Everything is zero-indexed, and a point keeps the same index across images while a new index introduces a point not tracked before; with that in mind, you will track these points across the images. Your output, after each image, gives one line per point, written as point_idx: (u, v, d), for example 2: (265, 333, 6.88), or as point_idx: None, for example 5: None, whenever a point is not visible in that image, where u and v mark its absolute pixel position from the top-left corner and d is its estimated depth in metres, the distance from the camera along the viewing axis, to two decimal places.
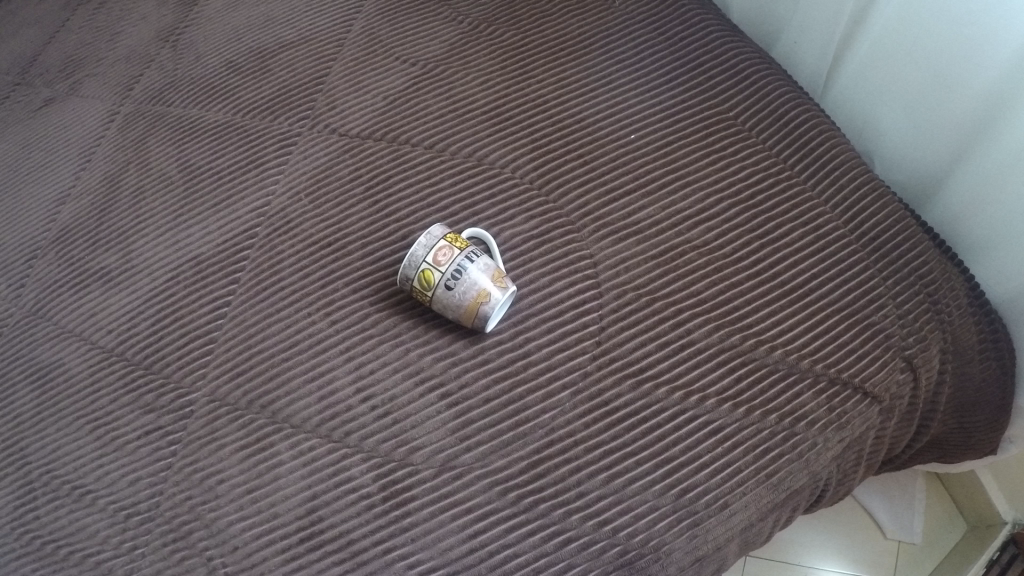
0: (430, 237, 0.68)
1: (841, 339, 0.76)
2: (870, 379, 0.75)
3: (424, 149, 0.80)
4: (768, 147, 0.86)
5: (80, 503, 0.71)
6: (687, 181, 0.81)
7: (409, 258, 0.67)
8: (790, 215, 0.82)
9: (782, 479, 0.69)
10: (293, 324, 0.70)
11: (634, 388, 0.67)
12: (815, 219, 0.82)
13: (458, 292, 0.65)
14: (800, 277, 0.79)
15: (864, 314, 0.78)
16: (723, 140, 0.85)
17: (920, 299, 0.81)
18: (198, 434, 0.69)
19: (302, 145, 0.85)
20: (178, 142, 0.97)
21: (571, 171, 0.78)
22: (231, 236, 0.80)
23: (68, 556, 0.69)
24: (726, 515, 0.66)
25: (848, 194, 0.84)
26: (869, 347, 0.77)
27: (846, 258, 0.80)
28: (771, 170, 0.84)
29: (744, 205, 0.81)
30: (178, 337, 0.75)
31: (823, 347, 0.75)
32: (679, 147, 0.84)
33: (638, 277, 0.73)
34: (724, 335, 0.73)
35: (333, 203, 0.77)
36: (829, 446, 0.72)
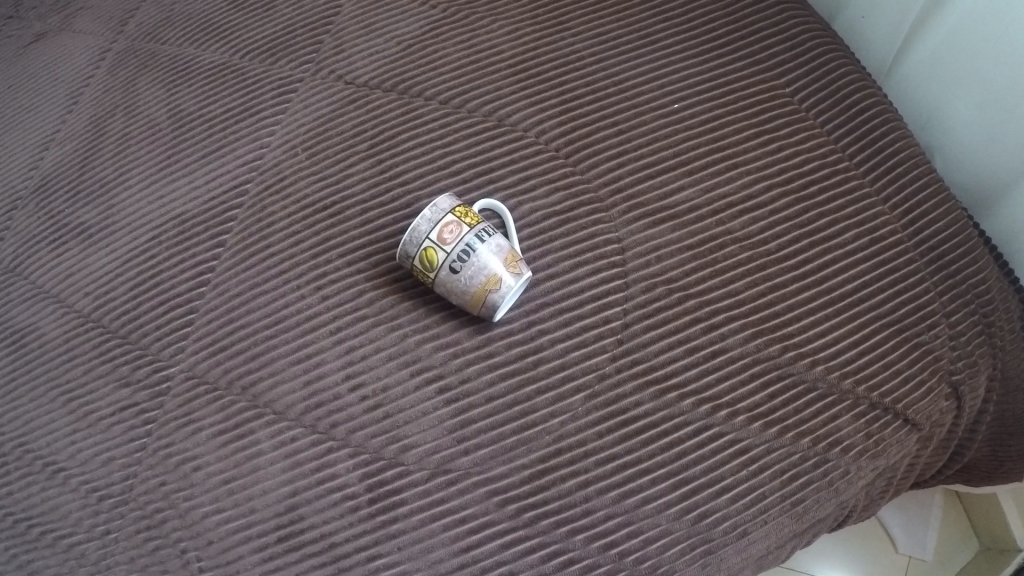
0: (436, 209, 0.58)
1: (890, 358, 0.66)
2: (914, 406, 0.65)
3: (437, 103, 0.69)
4: (838, 125, 0.74)
5: (54, 482, 0.66)
6: (735, 162, 0.69)
7: (410, 233, 0.58)
8: (851, 210, 0.70)
9: (810, 508, 0.60)
10: (279, 297, 0.62)
11: (654, 397, 0.58)
12: (872, 219, 0.70)
13: (463, 279, 0.57)
14: (861, 281, 0.68)
15: (917, 330, 0.68)
16: (782, 115, 0.73)
17: (973, 318, 0.70)
18: (174, 415, 0.63)
19: (301, 93, 0.75)
20: (168, 85, 0.87)
21: (603, 141, 0.67)
22: (217, 194, 0.71)
23: (41, 537, 0.64)
24: (746, 544, 0.58)
25: (912, 191, 0.72)
26: (918, 369, 0.66)
27: (909, 266, 0.70)
28: (828, 159, 0.72)
29: (797, 195, 0.69)
30: (156, 306, 0.68)
31: (874, 364, 0.65)
32: (731, 121, 0.71)
33: (671, 269, 0.63)
34: (763, 343, 0.63)
35: (332, 160, 0.68)
36: (863, 475, 0.63)
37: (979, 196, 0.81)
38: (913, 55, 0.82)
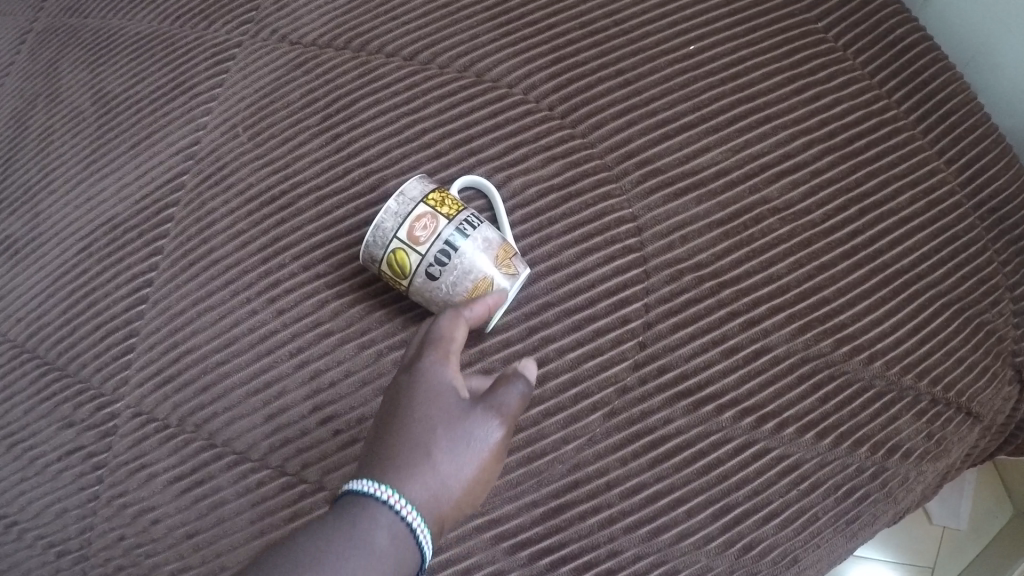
0: (404, 199, 0.46)
1: (953, 345, 0.55)
2: (978, 399, 0.55)
3: (400, 60, 0.55)
4: (892, 58, 0.60)
5: (7, 537, 0.56)
6: (768, 114, 0.56)
7: (374, 232, 0.46)
8: (904, 167, 0.58)
9: (866, 526, 0.51)
10: (228, 313, 0.51)
11: (688, 411, 0.48)
12: (929, 178, 0.58)
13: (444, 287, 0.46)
14: (920, 253, 0.56)
15: (979, 310, 0.56)
16: (822, 52, 0.59)
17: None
18: (124, 459, 0.54)
19: (240, 60, 0.61)
20: (91, 65, 0.72)
21: (607, 93, 0.53)
22: (150, 192, 0.59)
23: None
24: (795, 573, 0.49)
25: (978, 137, 0.59)
26: (981, 355, 0.55)
27: (971, 233, 0.57)
28: (874, 108, 0.58)
29: (841, 152, 0.57)
30: (93, 330, 0.58)
31: (936, 354, 0.54)
32: (760, 62, 0.57)
33: (699, 250, 0.50)
34: (813, 338, 0.51)
35: (278, 139, 0.55)
36: (921, 481, 0.53)
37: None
38: None
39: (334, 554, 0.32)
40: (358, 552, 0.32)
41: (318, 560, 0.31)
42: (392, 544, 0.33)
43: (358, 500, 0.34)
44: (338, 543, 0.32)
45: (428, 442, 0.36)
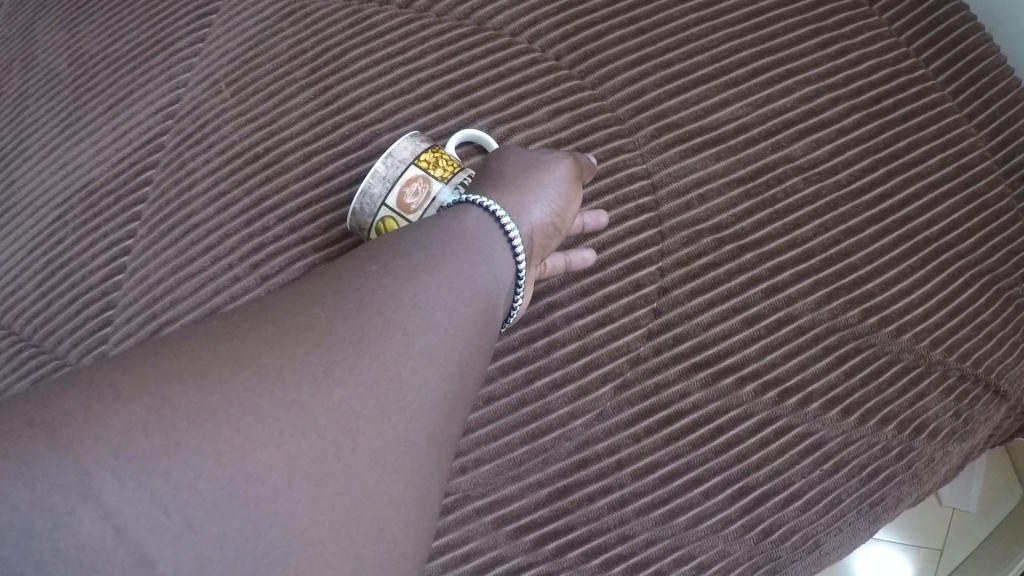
0: (392, 162, 0.43)
1: (985, 318, 0.51)
2: (1011, 375, 0.51)
3: (394, 7, 0.50)
4: (921, 12, 0.56)
5: None
6: (793, 67, 0.51)
7: (360, 199, 0.44)
8: (933, 129, 0.53)
9: (890, 510, 0.48)
10: (210, 281, 0.48)
11: (705, 384, 0.44)
12: (962, 140, 0.54)
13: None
14: (951, 219, 0.52)
15: (1010, 280, 0.52)
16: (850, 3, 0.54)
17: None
18: None
19: (223, 12, 0.56)
20: (67, 24, 0.67)
21: (618, 42, 0.48)
22: (129, 155, 0.55)
23: None
24: (815, 561, 0.46)
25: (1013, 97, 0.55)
26: (1013, 329, 0.51)
27: (1002, 201, 0.53)
28: (903, 64, 0.54)
29: (870, 110, 0.52)
30: (70, 302, 0.54)
31: (968, 327, 0.50)
32: (782, 12, 0.52)
33: (718, 212, 0.46)
34: (840, 307, 0.47)
35: (262, 94, 0.51)
36: (948, 463, 0.50)
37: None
38: None
39: (445, 245, 0.35)
40: (467, 248, 0.36)
41: (442, 244, 0.35)
42: (492, 248, 0.37)
43: (458, 211, 0.37)
44: (447, 237, 0.36)
45: (515, 176, 0.41)
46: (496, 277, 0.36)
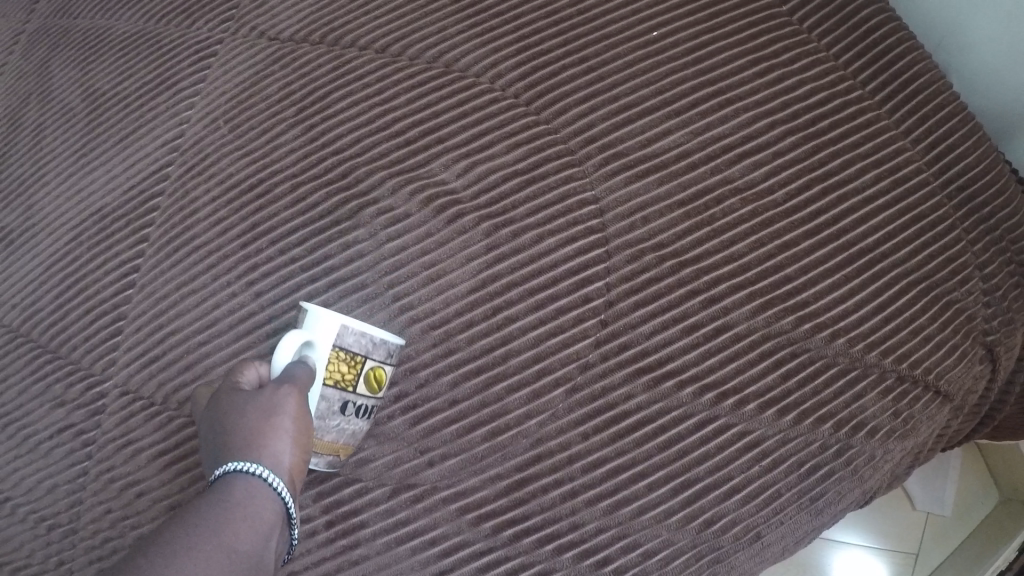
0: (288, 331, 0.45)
1: (919, 323, 0.50)
2: (948, 376, 0.51)
3: (373, 53, 0.57)
4: (857, 41, 0.55)
5: (11, 517, 0.62)
6: (729, 97, 0.53)
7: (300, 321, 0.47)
8: (869, 146, 0.53)
9: (832, 504, 0.49)
10: (210, 296, 0.54)
11: (648, 386, 0.47)
12: (894, 156, 0.53)
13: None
14: (884, 232, 0.52)
15: (948, 287, 0.52)
16: (773, 41, 0.55)
17: (1007, 268, 0.54)
18: (111, 435, 0.57)
19: (222, 56, 0.62)
20: (82, 63, 0.73)
21: (570, 84, 0.54)
22: (137, 181, 0.62)
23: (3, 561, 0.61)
24: (759, 551, 0.48)
25: (951, 111, 0.55)
26: (950, 333, 0.51)
27: (938, 211, 0.53)
28: (837, 88, 0.54)
29: (803, 133, 0.53)
30: (83, 315, 0.61)
31: (903, 332, 0.50)
32: (719, 45, 0.54)
33: (660, 231, 0.50)
34: (774, 315, 0.49)
35: (257, 130, 0.57)
36: (889, 460, 0.50)
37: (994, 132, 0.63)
38: None
39: (206, 528, 0.36)
40: (227, 523, 0.36)
41: (206, 525, 0.36)
42: (256, 517, 0.37)
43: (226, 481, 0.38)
44: (199, 521, 0.36)
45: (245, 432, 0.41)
46: (265, 531, 0.37)
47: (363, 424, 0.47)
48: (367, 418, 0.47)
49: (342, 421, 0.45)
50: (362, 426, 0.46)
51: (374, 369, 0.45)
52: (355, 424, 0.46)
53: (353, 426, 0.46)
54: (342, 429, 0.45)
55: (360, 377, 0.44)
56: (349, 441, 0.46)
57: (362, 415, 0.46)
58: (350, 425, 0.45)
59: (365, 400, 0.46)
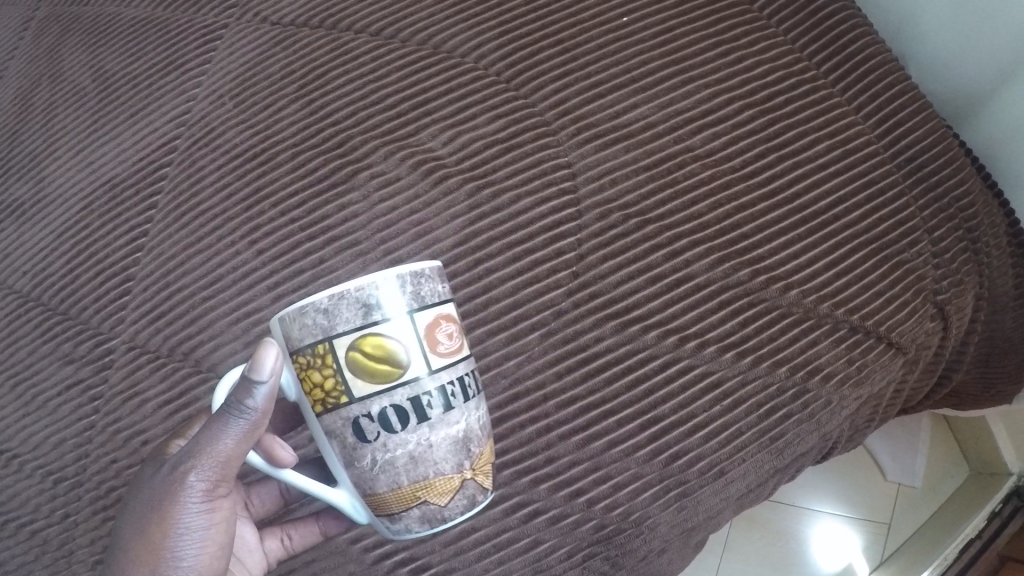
0: (329, 316, 0.41)
1: (870, 277, 0.55)
2: (899, 328, 0.54)
3: (367, 36, 0.62)
4: (812, 24, 0.61)
5: (18, 473, 0.65)
6: (690, 75, 0.59)
7: (330, 315, 0.41)
8: (821, 117, 0.58)
9: (792, 445, 0.53)
10: (214, 255, 0.58)
11: (617, 331, 0.52)
12: (844, 126, 0.58)
13: (479, 386, 0.47)
14: (836, 195, 0.56)
15: (898, 248, 0.56)
16: (732, 26, 0.60)
17: (956, 234, 0.57)
18: (118, 388, 0.61)
19: (227, 39, 0.67)
20: (92, 47, 0.78)
21: (547, 62, 0.59)
22: (145, 154, 0.66)
23: (11, 513, 0.64)
24: (723, 487, 0.51)
25: (901, 88, 0.59)
26: (902, 290, 0.55)
27: (887, 178, 0.57)
28: (791, 66, 0.60)
29: (759, 106, 0.58)
30: (92, 277, 0.65)
31: (854, 286, 0.54)
32: (685, 29, 0.60)
33: (626, 192, 0.55)
34: (731, 268, 0.54)
35: (259, 106, 0.62)
36: (846, 406, 0.54)
37: (969, 107, 0.64)
38: None
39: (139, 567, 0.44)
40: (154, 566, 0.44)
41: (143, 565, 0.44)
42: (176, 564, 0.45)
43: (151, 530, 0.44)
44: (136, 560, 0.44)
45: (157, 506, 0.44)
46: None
47: (420, 432, 0.43)
48: (413, 426, 0.43)
49: (375, 450, 0.43)
50: (422, 435, 0.43)
51: (365, 337, 0.41)
52: (400, 445, 0.43)
53: (405, 450, 0.43)
54: (394, 470, 0.44)
55: (355, 355, 0.41)
56: (426, 479, 0.44)
57: (391, 430, 0.42)
58: (391, 451, 0.43)
59: (390, 381, 0.42)
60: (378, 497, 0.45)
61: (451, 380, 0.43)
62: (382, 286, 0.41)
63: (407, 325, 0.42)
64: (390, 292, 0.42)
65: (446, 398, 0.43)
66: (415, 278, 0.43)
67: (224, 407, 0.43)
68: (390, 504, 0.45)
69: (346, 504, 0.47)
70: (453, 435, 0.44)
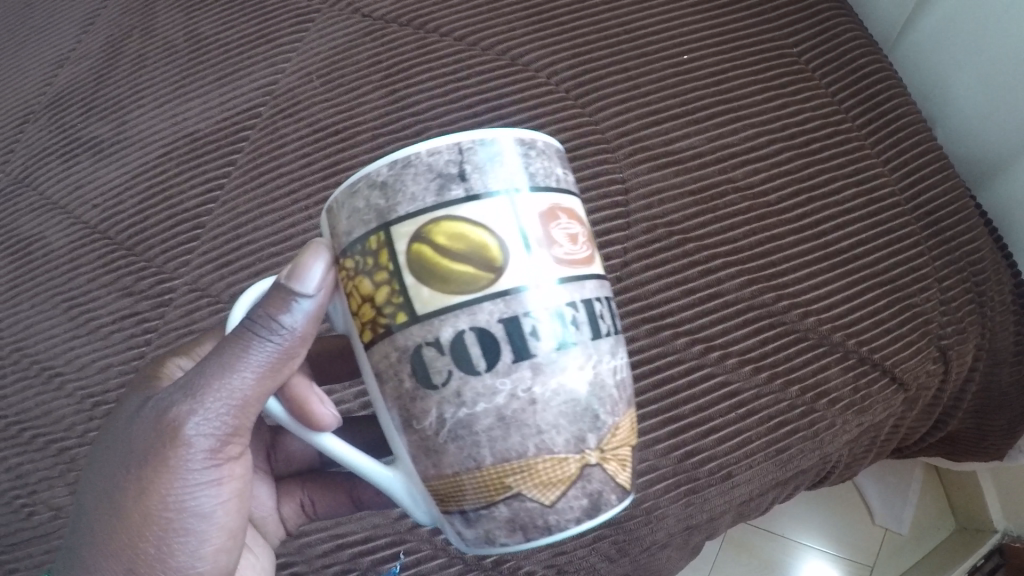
0: (402, 196, 0.35)
1: (881, 315, 0.60)
2: (903, 365, 0.60)
3: (452, 40, 0.68)
4: (856, 85, 0.67)
5: (59, 391, 0.69)
6: (739, 115, 0.65)
7: (404, 194, 0.35)
8: (851, 168, 0.64)
9: (795, 459, 0.57)
10: (290, 216, 0.64)
11: (650, 333, 0.57)
12: (873, 180, 0.64)
13: (614, 324, 0.37)
14: (858, 239, 0.62)
15: (909, 292, 0.61)
16: (782, 77, 0.67)
17: (964, 286, 0.62)
18: (174, 324, 0.65)
19: (320, 22, 0.73)
20: (186, 10, 0.83)
21: (612, 85, 0.65)
22: (229, 114, 0.71)
23: (48, 428, 0.68)
24: (728, 489, 0.56)
25: (927, 153, 0.65)
26: (909, 331, 0.60)
27: (905, 228, 0.63)
28: (831, 120, 0.66)
29: (798, 151, 0.64)
30: (162, 219, 0.69)
31: (866, 321, 0.60)
32: (741, 74, 0.67)
33: (671, 212, 0.61)
34: (758, 291, 0.59)
35: (345, 87, 0.68)
36: (848, 431, 0.58)
37: (988, 169, 0.70)
38: (923, 20, 0.71)
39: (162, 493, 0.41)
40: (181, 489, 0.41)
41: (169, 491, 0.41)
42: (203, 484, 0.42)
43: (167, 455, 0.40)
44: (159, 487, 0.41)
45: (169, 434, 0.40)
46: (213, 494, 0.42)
47: (514, 377, 0.34)
48: (504, 365, 0.34)
49: (456, 403, 0.34)
50: (521, 379, 0.34)
51: (438, 223, 0.34)
52: (485, 397, 0.34)
53: (491, 408, 0.34)
54: (475, 438, 0.34)
55: (426, 244, 0.34)
56: (520, 459, 0.34)
57: (470, 368, 0.34)
58: (482, 403, 0.34)
59: (473, 288, 0.33)
60: (444, 481, 0.36)
61: (563, 298, 0.35)
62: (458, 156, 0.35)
63: (497, 210, 0.34)
64: (474, 164, 0.35)
65: (552, 325, 0.34)
66: (515, 151, 0.36)
67: (238, 339, 0.38)
68: (464, 497, 0.36)
69: (394, 481, 0.39)
70: (562, 391, 0.34)
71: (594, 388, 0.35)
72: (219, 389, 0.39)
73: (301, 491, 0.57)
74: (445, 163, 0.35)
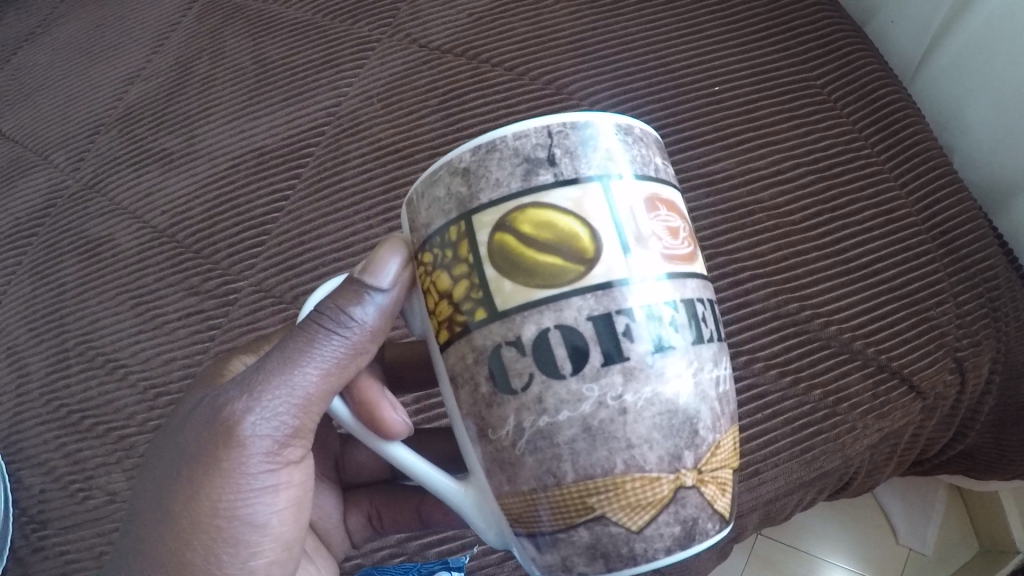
0: (498, 184, 0.39)
1: (899, 326, 0.64)
2: (920, 373, 0.63)
3: (503, 70, 0.75)
4: (875, 114, 0.73)
5: (122, 381, 0.73)
6: (767, 141, 0.71)
7: (496, 180, 0.39)
8: (870, 191, 0.70)
9: (818, 460, 0.61)
10: (352, 224, 0.70)
11: None
12: (890, 202, 0.70)
13: (714, 332, 0.41)
14: (876, 256, 0.67)
15: (926, 305, 0.66)
16: (806, 107, 0.73)
17: (980, 301, 0.66)
18: (237, 321, 0.70)
19: (380, 51, 0.80)
20: (253, 35, 0.91)
21: (649, 113, 0.72)
22: (294, 130, 0.78)
23: (108, 417, 0.72)
24: (754, 486, 0.60)
25: (942, 178, 0.70)
26: (927, 342, 0.64)
27: (921, 247, 0.68)
28: (852, 146, 0.72)
29: (820, 175, 0.70)
30: (228, 224, 0.75)
31: (885, 331, 0.64)
32: (769, 104, 0.73)
33: (702, 229, 0.67)
34: (782, 301, 0.64)
35: (405, 110, 0.75)
36: (870, 435, 0.62)
37: (1001, 195, 0.75)
38: (938, 59, 0.78)
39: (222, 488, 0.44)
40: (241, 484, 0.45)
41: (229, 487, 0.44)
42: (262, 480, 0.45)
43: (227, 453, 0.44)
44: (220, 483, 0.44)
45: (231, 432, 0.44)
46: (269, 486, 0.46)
47: (602, 384, 0.37)
48: (592, 368, 0.37)
49: (542, 413, 0.38)
50: (611, 388, 0.37)
51: (525, 210, 0.38)
52: (570, 404, 0.37)
53: (576, 418, 0.37)
54: (558, 452, 0.38)
55: (513, 227, 0.38)
56: (606, 476, 0.38)
57: (553, 368, 0.37)
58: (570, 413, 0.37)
59: (560, 280, 0.37)
60: (529, 502, 0.39)
61: (661, 292, 0.38)
62: (545, 140, 0.39)
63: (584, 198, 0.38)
64: (564, 148, 0.39)
65: (642, 321, 0.38)
66: (609, 141, 0.40)
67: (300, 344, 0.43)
68: (549, 519, 0.39)
69: (464, 492, 0.43)
70: (654, 399, 0.38)
71: (683, 394, 0.38)
72: (279, 393, 0.44)
73: (369, 503, 0.62)
74: (533, 149, 0.39)
